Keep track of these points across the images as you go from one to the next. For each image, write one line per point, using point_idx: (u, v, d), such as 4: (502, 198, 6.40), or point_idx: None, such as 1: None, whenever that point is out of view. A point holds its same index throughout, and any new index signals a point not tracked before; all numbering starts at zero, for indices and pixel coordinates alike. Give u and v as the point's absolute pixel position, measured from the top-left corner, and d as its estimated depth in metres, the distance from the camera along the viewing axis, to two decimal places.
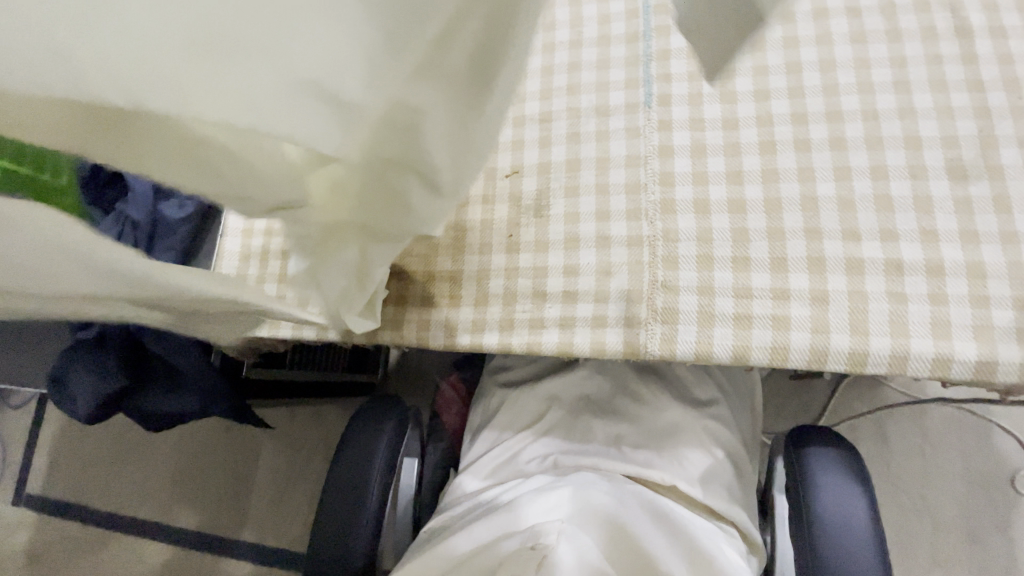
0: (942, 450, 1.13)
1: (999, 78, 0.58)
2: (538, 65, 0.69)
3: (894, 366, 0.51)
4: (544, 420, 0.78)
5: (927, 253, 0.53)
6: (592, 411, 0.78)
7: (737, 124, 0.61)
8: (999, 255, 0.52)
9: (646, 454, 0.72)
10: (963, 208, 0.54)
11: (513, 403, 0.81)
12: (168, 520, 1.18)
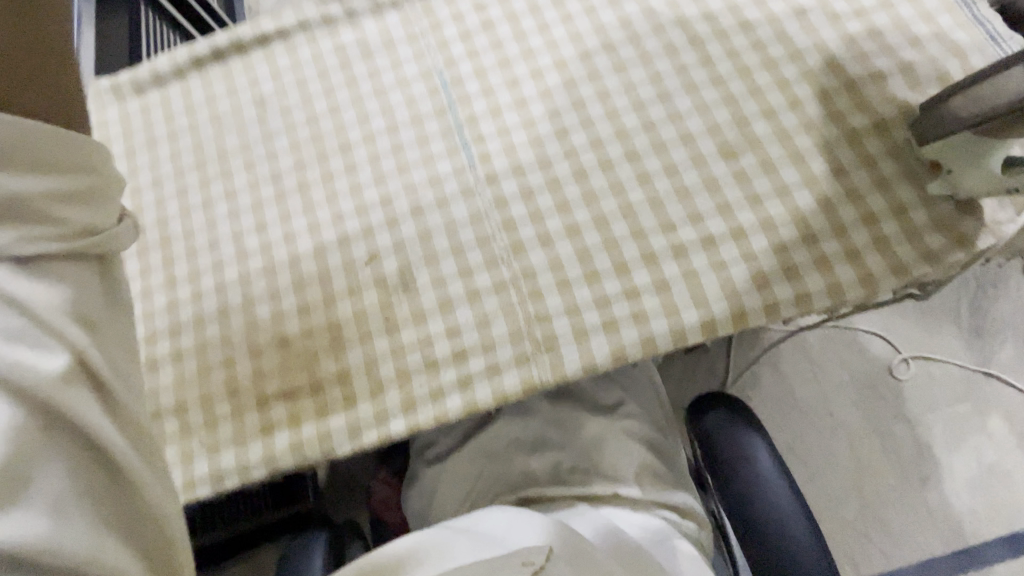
0: (829, 366, 1.28)
1: (733, 68, 0.70)
2: (363, 155, 0.72)
3: (738, 323, 0.59)
4: (482, 478, 0.78)
5: (729, 222, 0.63)
6: (521, 450, 0.78)
7: (551, 162, 0.68)
8: (781, 206, 0.62)
9: (585, 473, 0.75)
10: (743, 178, 0.64)
11: (448, 474, 0.80)
12: None
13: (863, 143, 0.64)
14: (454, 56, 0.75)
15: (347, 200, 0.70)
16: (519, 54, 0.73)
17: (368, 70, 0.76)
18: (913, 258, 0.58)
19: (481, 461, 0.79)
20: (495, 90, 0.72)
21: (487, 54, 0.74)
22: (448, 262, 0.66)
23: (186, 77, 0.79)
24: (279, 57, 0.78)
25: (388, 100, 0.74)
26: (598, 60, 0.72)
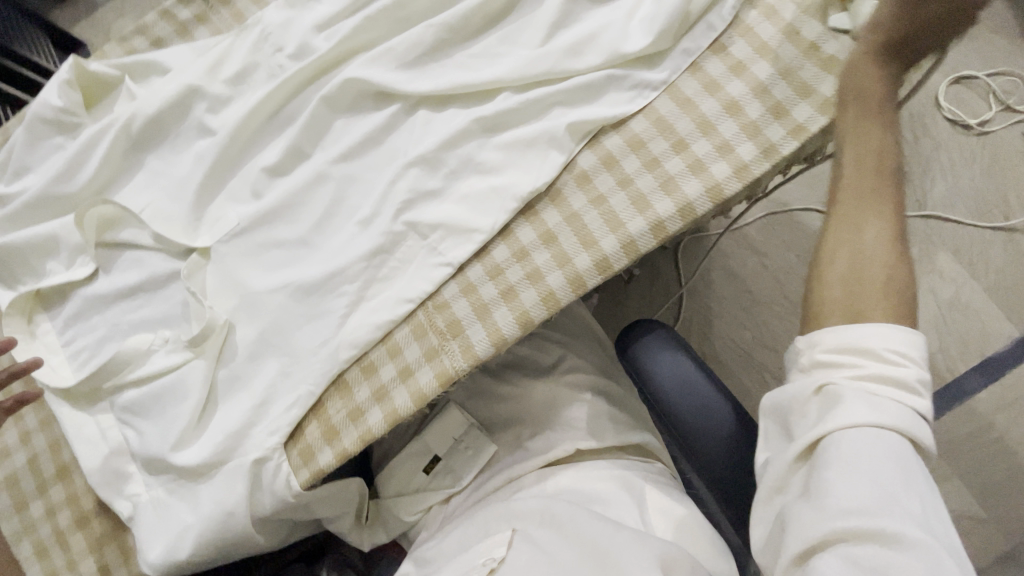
0: (774, 253, 1.29)
1: None
2: (206, 189, 0.66)
3: (631, 252, 0.57)
4: (446, 473, 0.79)
5: (595, 154, 0.60)
6: (478, 433, 0.80)
7: (404, 139, 0.63)
8: (644, 121, 0.59)
9: (545, 438, 0.76)
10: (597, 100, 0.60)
11: (411, 484, 0.79)
12: None
13: (710, 28, 0.60)
14: (266, 52, 0.67)
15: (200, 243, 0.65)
16: (330, 28, 0.66)
17: (175, 90, 0.67)
18: (787, 133, 0.56)
19: (443, 457, 0.79)
20: (320, 79, 0.65)
21: (296, 36, 0.66)
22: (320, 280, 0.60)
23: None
24: (72, 105, 0.69)
25: (214, 121, 0.67)
26: (415, 5, 0.64)
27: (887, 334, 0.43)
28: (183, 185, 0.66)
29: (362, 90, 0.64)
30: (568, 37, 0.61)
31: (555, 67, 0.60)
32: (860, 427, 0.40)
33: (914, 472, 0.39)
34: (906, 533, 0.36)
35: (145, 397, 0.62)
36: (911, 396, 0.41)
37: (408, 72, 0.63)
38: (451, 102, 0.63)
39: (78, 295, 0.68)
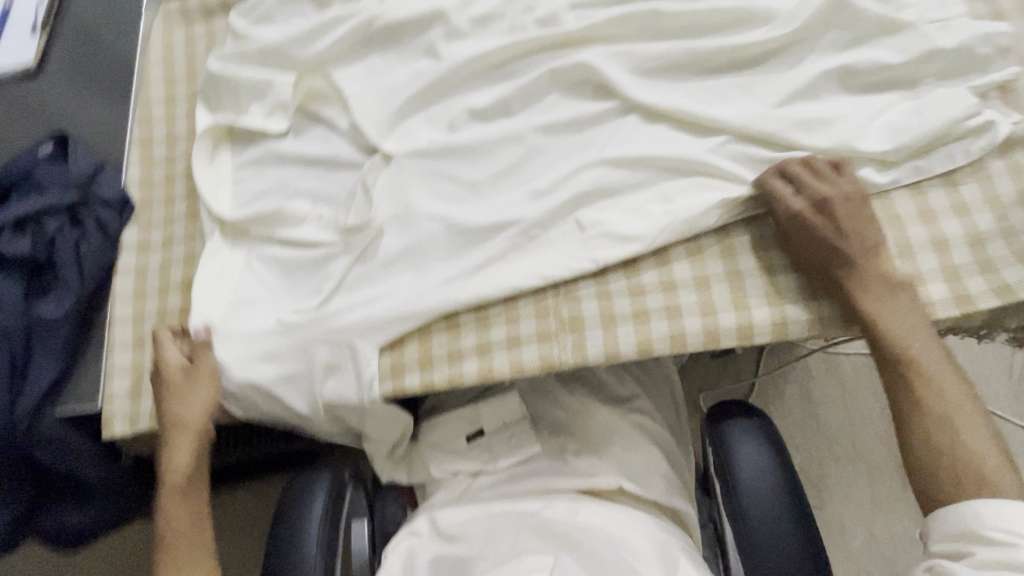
0: (860, 394, 1.19)
1: (827, 49, 0.62)
2: (411, 102, 0.69)
3: (777, 331, 0.57)
4: (484, 449, 0.81)
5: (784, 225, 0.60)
6: (527, 427, 0.81)
7: (607, 134, 0.64)
8: None
9: (592, 463, 0.76)
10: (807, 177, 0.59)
11: (451, 442, 0.81)
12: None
13: (951, 158, 0.58)
14: (516, 8, 0.70)
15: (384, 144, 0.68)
16: (584, 10, 0.68)
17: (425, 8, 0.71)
18: (985, 291, 0.54)
19: (486, 434, 0.82)
20: (554, 51, 0.68)
21: (551, 6, 0.69)
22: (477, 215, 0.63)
23: (243, 2, 0.78)
24: None
25: (446, 46, 0.70)
26: (673, 19, 0.65)
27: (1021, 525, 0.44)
28: (394, 90, 0.70)
29: (585, 74, 0.66)
30: (806, 109, 0.60)
31: (783, 134, 0.60)
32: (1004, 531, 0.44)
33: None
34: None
35: (289, 255, 0.67)
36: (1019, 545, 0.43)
37: (639, 79, 0.65)
38: (664, 119, 0.63)
39: (263, 141, 0.73)
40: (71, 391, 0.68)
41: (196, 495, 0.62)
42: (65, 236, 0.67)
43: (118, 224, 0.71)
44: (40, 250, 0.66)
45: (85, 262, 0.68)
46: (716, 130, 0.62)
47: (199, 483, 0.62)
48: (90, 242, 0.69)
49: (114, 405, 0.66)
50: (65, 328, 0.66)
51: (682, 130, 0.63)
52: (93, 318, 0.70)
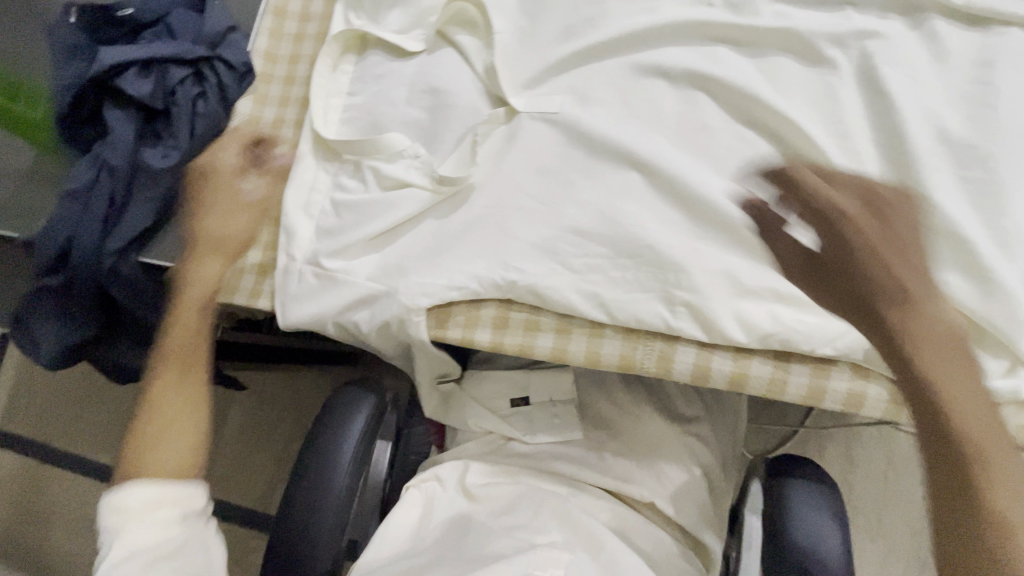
0: (911, 478, 1.05)
1: None
2: (561, 49, 0.63)
3: (890, 409, 0.51)
4: (522, 419, 0.80)
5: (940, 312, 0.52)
6: (573, 411, 0.80)
7: (767, 142, 0.57)
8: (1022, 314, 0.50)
9: (626, 467, 0.75)
10: (977, 275, 0.51)
11: (497, 400, 0.81)
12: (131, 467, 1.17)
13: None
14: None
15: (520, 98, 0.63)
16: (782, 3, 0.60)
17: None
18: None
19: (529, 404, 0.81)
20: (734, 41, 0.60)
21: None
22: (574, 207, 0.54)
23: None
24: None
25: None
26: (879, 41, 0.57)
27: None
28: (547, 39, 0.65)
29: (762, 70, 0.59)
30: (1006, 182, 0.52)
31: (966, 203, 0.53)
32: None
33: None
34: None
35: (364, 196, 0.64)
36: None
37: (818, 99, 0.57)
38: (837, 144, 0.55)
39: (392, 57, 0.69)
40: (157, 243, 0.69)
41: (192, 357, 0.55)
42: (185, 90, 0.65)
43: (236, 93, 0.68)
44: (159, 97, 0.65)
45: (197, 123, 0.66)
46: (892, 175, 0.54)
47: (201, 353, 0.55)
48: (207, 102, 0.66)
49: None
50: (166, 179, 0.66)
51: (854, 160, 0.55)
52: None
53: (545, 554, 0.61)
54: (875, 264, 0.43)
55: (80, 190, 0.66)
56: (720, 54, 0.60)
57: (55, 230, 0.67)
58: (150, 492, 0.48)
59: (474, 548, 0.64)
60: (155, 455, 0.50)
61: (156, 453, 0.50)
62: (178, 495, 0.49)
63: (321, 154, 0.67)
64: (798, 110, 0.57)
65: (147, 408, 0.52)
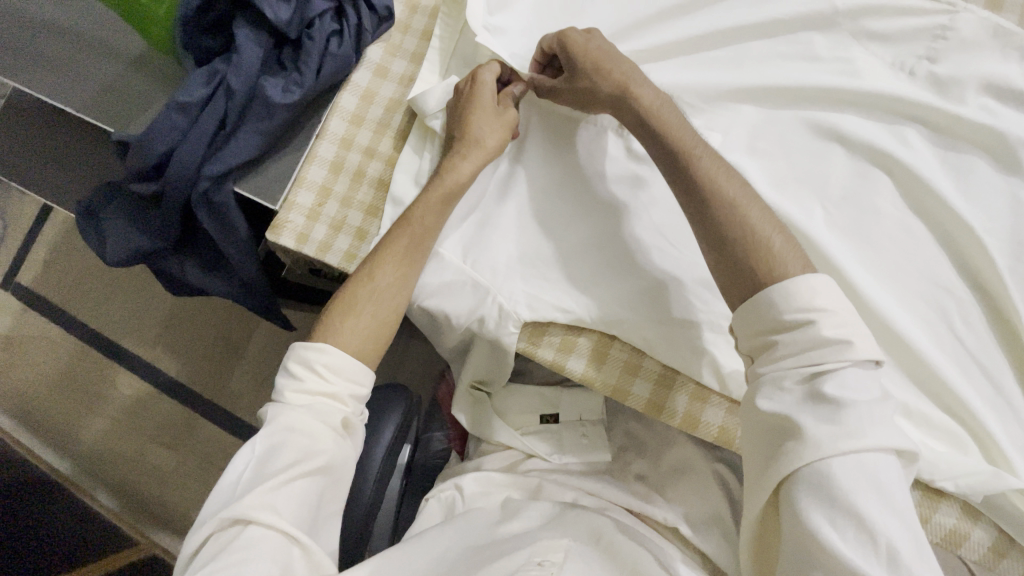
0: None
1: None
2: (733, 81, 0.57)
3: (989, 556, 0.49)
4: (551, 436, 0.79)
5: None
6: (603, 433, 0.79)
7: (934, 243, 0.53)
8: None
9: (650, 489, 0.74)
10: None
11: (528, 413, 0.80)
12: (208, 375, 1.34)
13: None
14: (914, 46, 0.55)
15: None
16: (994, 95, 0.53)
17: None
18: None
19: (559, 422, 0.80)
20: (928, 124, 0.54)
21: (959, 66, 0.54)
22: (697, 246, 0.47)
23: None
24: None
25: (805, 40, 0.57)
26: None
27: (881, 404, 0.39)
28: (718, 67, 0.58)
29: (945, 162, 0.54)
30: None
31: None
32: (856, 363, 0.39)
33: (897, 491, 0.36)
34: (899, 550, 0.35)
35: (491, 182, 0.61)
36: (904, 450, 0.38)
37: (1004, 212, 0.52)
38: (1013, 264, 0.50)
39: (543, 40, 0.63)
40: (254, 177, 0.65)
41: (418, 242, 0.56)
42: (323, 25, 0.61)
43: (371, 38, 0.64)
44: (294, 27, 0.61)
45: (326, 62, 0.61)
46: None
47: (422, 242, 0.56)
48: (340, 42, 0.62)
49: (287, 213, 0.62)
50: (280, 115, 0.62)
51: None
52: (304, 118, 0.66)
53: (544, 544, 0.58)
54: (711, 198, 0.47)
55: (190, 104, 0.62)
56: (909, 137, 0.54)
57: (154, 137, 0.63)
58: (336, 361, 0.52)
59: (487, 552, 0.58)
60: (354, 323, 0.55)
61: (356, 324, 0.55)
62: (356, 374, 0.53)
63: (418, 134, 0.63)
64: (978, 216, 0.52)
65: (368, 274, 0.56)
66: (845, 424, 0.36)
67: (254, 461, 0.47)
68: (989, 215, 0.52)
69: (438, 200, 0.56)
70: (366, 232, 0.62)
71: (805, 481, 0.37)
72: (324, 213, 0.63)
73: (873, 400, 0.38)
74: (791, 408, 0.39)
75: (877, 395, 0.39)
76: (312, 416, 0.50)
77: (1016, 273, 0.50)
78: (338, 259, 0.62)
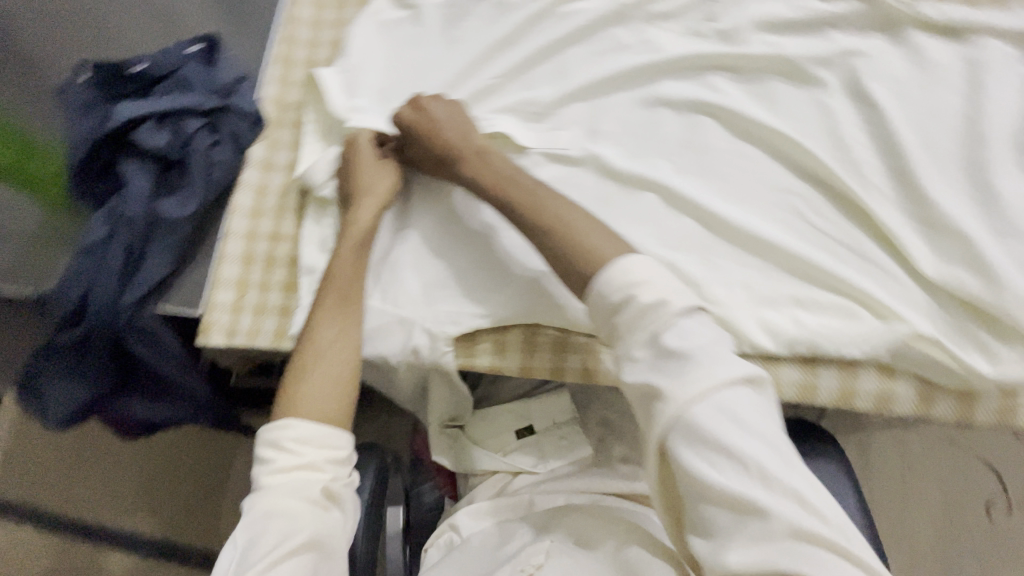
0: (925, 476, 1.02)
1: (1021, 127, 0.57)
2: (563, 84, 0.66)
3: (918, 406, 0.53)
4: (532, 449, 0.80)
5: (958, 310, 0.53)
6: (578, 429, 0.81)
7: (770, 158, 0.60)
8: None
9: (634, 467, 0.75)
10: (981, 270, 0.52)
11: (501, 435, 0.81)
12: (193, 525, 1.28)
13: None
14: (696, 14, 0.66)
15: (531, 131, 0.66)
16: (770, 32, 0.63)
17: None
18: None
19: (536, 432, 0.81)
20: (729, 68, 0.64)
21: (736, 18, 0.64)
22: (550, 221, 0.51)
23: None
24: None
25: (610, 35, 0.67)
26: (858, 59, 0.61)
27: (722, 341, 0.40)
28: (550, 77, 0.68)
29: (753, 93, 0.62)
30: (992, 183, 0.55)
31: (960, 203, 0.55)
32: (682, 313, 0.41)
33: (756, 416, 0.37)
34: (768, 467, 0.35)
35: (391, 227, 0.66)
36: (753, 378, 0.38)
37: (811, 116, 0.60)
38: (835, 155, 0.58)
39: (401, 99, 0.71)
40: (173, 293, 0.68)
41: (346, 295, 0.60)
42: (201, 139, 0.67)
43: (249, 140, 0.71)
44: (175, 149, 0.66)
45: (213, 170, 0.68)
46: (889, 179, 0.57)
47: (349, 292, 0.60)
48: (223, 151, 0.69)
49: (212, 314, 0.65)
50: (182, 228, 0.66)
51: (851, 168, 0.58)
52: (207, 225, 0.71)
53: (528, 552, 0.58)
54: (534, 205, 0.53)
55: (96, 243, 0.65)
56: (717, 83, 0.63)
57: (67, 284, 0.66)
58: (304, 432, 0.52)
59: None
60: (312, 388, 0.55)
61: (314, 390, 0.55)
62: (327, 439, 0.53)
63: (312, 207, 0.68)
64: (793, 127, 0.60)
65: (308, 339, 0.57)
66: (691, 372, 0.38)
67: (238, 555, 0.47)
68: (801, 124, 0.60)
69: (353, 251, 0.61)
70: (290, 307, 0.66)
71: (675, 436, 0.37)
72: (246, 303, 0.66)
73: (710, 340, 0.39)
74: (648, 374, 0.40)
75: (714, 333, 0.40)
76: (290, 495, 0.49)
77: (838, 161, 0.58)
78: (270, 340, 0.64)
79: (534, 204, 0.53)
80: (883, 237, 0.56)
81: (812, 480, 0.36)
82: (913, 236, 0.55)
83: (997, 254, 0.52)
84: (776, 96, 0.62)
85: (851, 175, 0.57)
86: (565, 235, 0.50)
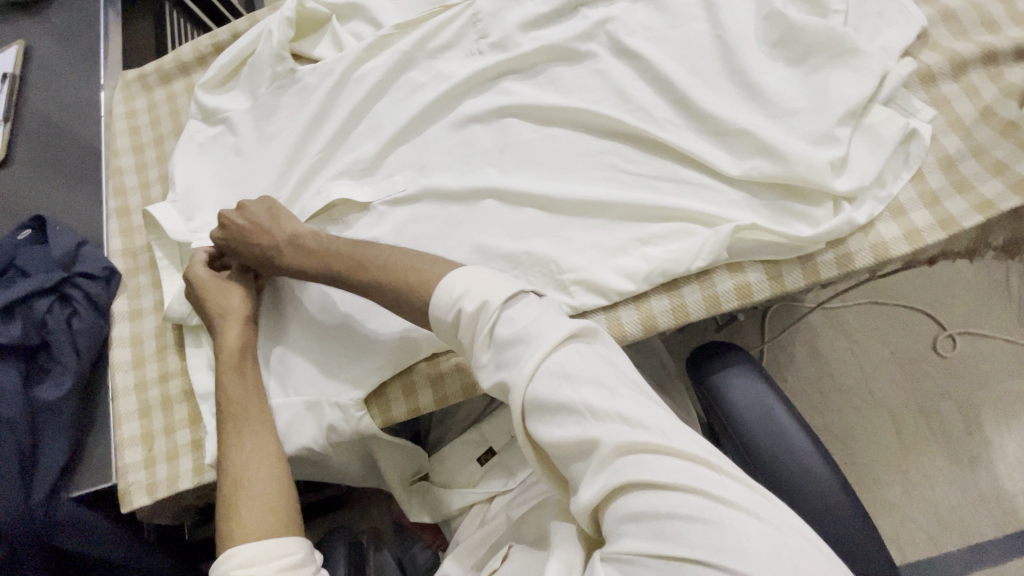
0: (867, 342, 1.08)
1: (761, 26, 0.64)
2: (379, 137, 0.70)
3: (774, 286, 0.59)
4: (500, 468, 0.79)
5: (769, 194, 0.60)
6: None
7: (575, 131, 0.66)
8: (828, 158, 0.58)
9: None
10: (772, 154, 0.59)
11: (466, 469, 0.81)
12: None
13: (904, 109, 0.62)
14: (469, 36, 0.72)
15: (367, 188, 0.69)
16: (535, 28, 0.70)
17: (383, 53, 0.74)
18: (947, 219, 0.58)
19: (497, 452, 0.81)
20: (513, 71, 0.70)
21: (502, 27, 0.71)
22: (379, 271, 0.54)
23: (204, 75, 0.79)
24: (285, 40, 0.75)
25: (405, 81, 0.72)
26: (612, 23, 0.68)
27: (548, 311, 0.44)
28: (366, 135, 0.72)
29: (539, 85, 0.69)
30: (754, 81, 0.62)
31: (736, 107, 0.62)
32: (504, 305, 0.45)
33: (581, 363, 0.40)
34: (594, 402, 0.38)
35: (267, 332, 0.68)
36: (581, 333, 0.42)
37: (594, 83, 0.67)
38: (624, 109, 0.65)
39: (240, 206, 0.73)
40: (81, 475, 0.67)
41: (245, 413, 0.58)
42: (57, 316, 0.66)
43: (107, 298, 0.72)
44: (32, 334, 0.64)
45: (81, 340, 0.68)
46: (673, 110, 0.64)
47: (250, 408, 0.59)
48: (81, 318, 0.69)
49: (126, 478, 0.64)
50: (67, 406, 0.66)
51: (639, 114, 0.64)
52: (91, 394, 0.70)
53: None
54: (363, 264, 0.56)
55: None
56: (508, 87, 0.69)
57: None
58: (250, 554, 0.46)
59: None
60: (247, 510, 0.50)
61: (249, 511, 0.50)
62: (277, 550, 0.47)
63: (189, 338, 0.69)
64: (581, 99, 0.66)
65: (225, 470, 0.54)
66: (523, 353, 0.41)
67: None
68: (585, 94, 0.67)
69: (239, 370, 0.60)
70: (200, 438, 0.65)
71: (521, 411, 0.41)
72: (157, 452, 0.65)
73: (534, 314, 0.43)
74: (496, 373, 0.43)
75: (537, 308, 0.44)
76: None
77: (627, 113, 0.64)
78: (190, 479, 0.63)
79: (362, 262, 0.56)
80: (688, 160, 0.62)
81: (638, 399, 0.39)
82: (710, 149, 0.61)
83: (778, 136, 0.59)
84: (558, 80, 0.68)
85: (641, 120, 0.64)
86: (392, 276, 0.53)
